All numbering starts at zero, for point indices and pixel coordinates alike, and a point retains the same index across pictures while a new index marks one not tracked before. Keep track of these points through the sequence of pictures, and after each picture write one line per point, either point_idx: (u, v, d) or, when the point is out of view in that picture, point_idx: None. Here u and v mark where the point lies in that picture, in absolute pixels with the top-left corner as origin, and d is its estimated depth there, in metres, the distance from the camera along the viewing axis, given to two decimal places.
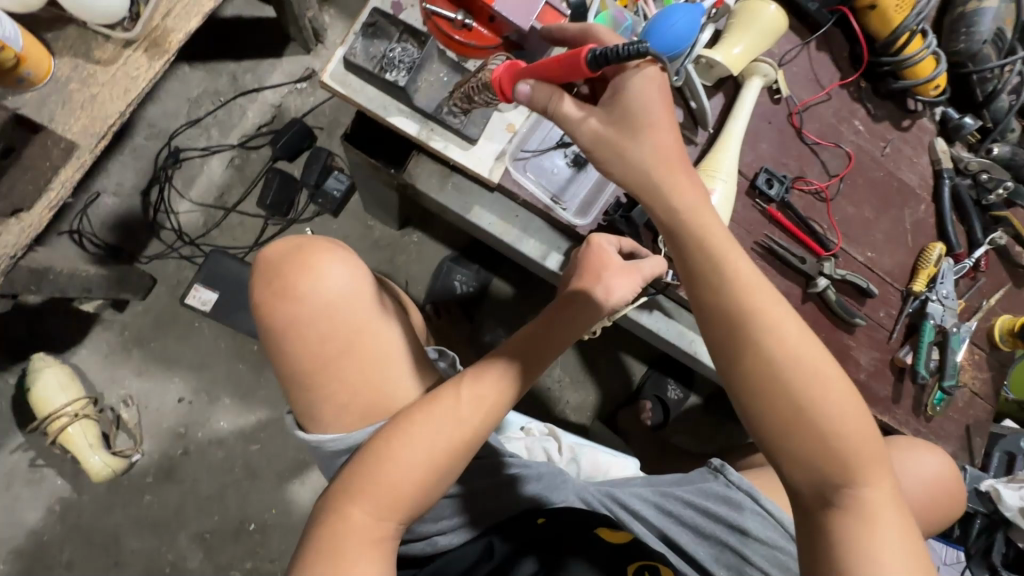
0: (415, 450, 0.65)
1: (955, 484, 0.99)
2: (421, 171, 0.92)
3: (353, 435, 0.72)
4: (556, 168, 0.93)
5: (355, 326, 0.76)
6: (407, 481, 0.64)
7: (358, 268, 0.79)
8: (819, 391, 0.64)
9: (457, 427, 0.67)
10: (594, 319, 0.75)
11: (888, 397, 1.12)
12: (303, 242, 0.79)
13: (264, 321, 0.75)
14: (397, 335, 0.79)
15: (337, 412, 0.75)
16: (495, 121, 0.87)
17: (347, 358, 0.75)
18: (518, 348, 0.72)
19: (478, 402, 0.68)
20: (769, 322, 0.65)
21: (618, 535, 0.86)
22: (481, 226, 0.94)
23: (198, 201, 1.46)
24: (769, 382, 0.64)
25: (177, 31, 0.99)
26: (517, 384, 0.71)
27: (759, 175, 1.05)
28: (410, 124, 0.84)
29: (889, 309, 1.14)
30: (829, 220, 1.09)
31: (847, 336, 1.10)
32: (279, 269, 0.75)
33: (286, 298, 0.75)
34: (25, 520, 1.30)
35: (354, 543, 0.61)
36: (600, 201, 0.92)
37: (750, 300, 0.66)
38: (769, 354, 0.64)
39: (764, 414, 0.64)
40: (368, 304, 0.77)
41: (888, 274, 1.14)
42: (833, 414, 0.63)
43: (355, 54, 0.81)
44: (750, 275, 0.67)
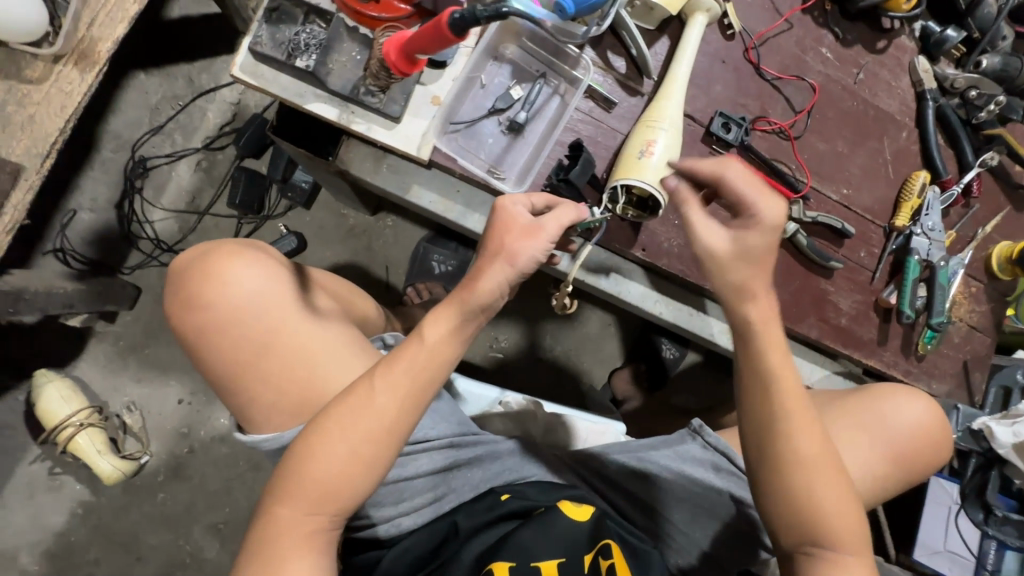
0: (333, 454, 0.66)
1: (943, 430, 0.90)
2: (354, 155, 0.90)
3: (284, 434, 0.77)
4: (491, 137, 0.90)
5: (270, 325, 0.79)
6: (332, 477, 0.66)
7: (267, 268, 0.81)
8: (835, 465, 0.67)
9: (374, 418, 0.67)
10: (504, 288, 0.69)
11: (874, 341, 1.07)
12: (209, 250, 0.82)
13: (183, 333, 0.79)
14: (315, 328, 0.81)
15: (269, 411, 0.78)
16: (420, 95, 0.84)
17: (267, 356, 0.78)
18: (428, 337, 0.69)
19: (392, 401, 0.67)
20: (805, 407, 0.67)
21: (579, 509, 0.89)
22: (422, 206, 0.93)
23: (172, 209, 1.48)
24: (780, 454, 0.67)
25: (104, 40, 0.98)
26: (432, 375, 0.69)
27: (714, 120, 0.99)
28: (329, 110, 0.81)
29: (870, 248, 1.07)
30: (796, 160, 1.03)
31: (824, 281, 1.05)
32: (187, 280, 0.79)
33: (189, 307, 0.78)
34: (51, 525, 1.39)
35: (288, 540, 0.65)
36: (541, 167, 0.90)
37: (794, 383, 0.68)
38: (792, 440, 0.67)
39: (778, 484, 0.67)
40: (280, 301, 0.79)
41: (867, 211, 1.07)
42: (836, 485, 0.66)
43: (261, 43, 0.78)
44: (788, 361, 0.69)
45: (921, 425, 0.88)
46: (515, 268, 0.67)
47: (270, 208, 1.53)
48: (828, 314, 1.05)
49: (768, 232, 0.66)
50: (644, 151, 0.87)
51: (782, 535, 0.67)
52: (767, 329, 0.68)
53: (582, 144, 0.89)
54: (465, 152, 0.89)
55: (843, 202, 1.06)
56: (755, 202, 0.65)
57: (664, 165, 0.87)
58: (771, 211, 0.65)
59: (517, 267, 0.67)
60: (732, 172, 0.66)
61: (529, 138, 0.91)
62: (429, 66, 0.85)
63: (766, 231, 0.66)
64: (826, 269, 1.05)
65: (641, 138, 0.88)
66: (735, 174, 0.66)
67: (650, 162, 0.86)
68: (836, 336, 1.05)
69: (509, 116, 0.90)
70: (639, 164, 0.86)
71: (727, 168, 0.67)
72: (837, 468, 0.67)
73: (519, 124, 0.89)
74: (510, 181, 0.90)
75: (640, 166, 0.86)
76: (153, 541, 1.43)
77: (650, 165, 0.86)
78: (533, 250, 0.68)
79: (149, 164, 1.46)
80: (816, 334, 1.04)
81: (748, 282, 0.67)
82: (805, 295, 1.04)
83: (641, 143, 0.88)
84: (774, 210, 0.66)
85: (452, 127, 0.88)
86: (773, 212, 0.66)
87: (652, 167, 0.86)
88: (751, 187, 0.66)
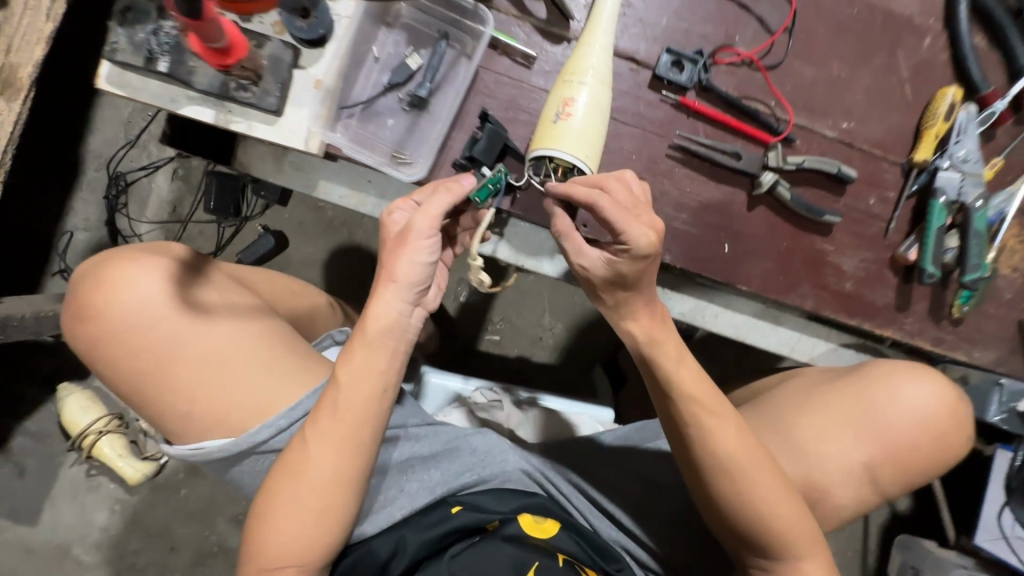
0: (290, 504, 0.71)
1: (957, 420, 0.77)
2: (253, 155, 0.83)
3: (204, 445, 0.81)
4: (391, 117, 0.80)
5: (169, 335, 0.80)
6: (316, 473, 0.71)
7: (159, 275, 0.82)
8: (763, 487, 0.67)
9: (343, 419, 0.71)
10: (410, 290, 0.70)
11: (891, 306, 0.88)
12: (105, 259, 0.83)
13: (89, 353, 0.82)
14: (215, 332, 0.82)
15: (183, 420, 0.81)
16: (302, 81, 0.75)
17: (168, 367, 0.80)
18: (343, 382, 0.71)
19: (331, 447, 0.71)
20: (719, 436, 0.66)
21: (541, 525, 0.83)
22: (332, 201, 0.85)
23: (157, 221, 1.51)
24: (703, 480, 0.69)
25: (23, 67, 0.83)
26: (364, 418, 0.72)
27: (662, 59, 0.83)
28: (204, 111, 0.74)
29: (882, 192, 0.87)
30: (774, 95, 0.85)
31: (822, 239, 0.87)
32: (81, 297, 0.80)
33: (82, 319, 0.81)
34: (94, 521, 1.52)
35: (283, 534, 0.71)
36: (453, 145, 0.80)
37: (701, 400, 0.66)
38: (706, 465, 0.68)
39: (711, 494, 0.69)
40: (173, 311, 0.81)
41: (875, 146, 0.87)
42: (767, 501, 0.67)
43: (119, 49, 0.71)
44: (699, 386, 0.67)
45: (927, 414, 0.75)
46: (396, 286, 0.69)
47: (249, 211, 1.52)
48: (827, 279, 0.87)
49: (637, 260, 0.61)
50: (560, 113, 0.75)
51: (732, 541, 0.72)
52: (668, 349, 0.67)
53: (490, 114, 0.79)
54: (364, 138, 0.80)
55: (842, 138, 0.86)
56: (622, 234, 0.59)
57: (586, 127, 0.74)
58: (639, 241, 0.59)
59: (396, 284, 0.69)
60: (601, 204, 0.60)
61: (434, 113, 0.80)
62: (308, 47, 0.75)
63: (634, 259, 0.61)
64: (823, 224, 0.86)
65: (559, 97, 0.76)
66: (604, 206, 0.60)
67: (567, 125, 0.74)
68: (839, 304, 0.87)
69: (408, 90, 0.79)
70: (555, 130, 0.74)
71: (597, 197, 0.61)
72: (777, 485, 0.68)
73: (419, 98, 0.79)
74: (417, 164, 0.79)
75: (556, 131, 0.74)
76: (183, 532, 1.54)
77: (568, 128, 0.74)
78: (412, 262, 0.69)
79: (128, 179, 1.47)
80: (811, 304, 0.87)
81: (625, 304, 0.66)
82: (795, 258, 0.87)
83: (557, 103, 0.75)
84: (644, 240, 0.59)
85: (346, 111, 0.79)
86: (645, 242, 0.59)
87: (571, 132, 0.74)
88: (619, 216, 0.60)
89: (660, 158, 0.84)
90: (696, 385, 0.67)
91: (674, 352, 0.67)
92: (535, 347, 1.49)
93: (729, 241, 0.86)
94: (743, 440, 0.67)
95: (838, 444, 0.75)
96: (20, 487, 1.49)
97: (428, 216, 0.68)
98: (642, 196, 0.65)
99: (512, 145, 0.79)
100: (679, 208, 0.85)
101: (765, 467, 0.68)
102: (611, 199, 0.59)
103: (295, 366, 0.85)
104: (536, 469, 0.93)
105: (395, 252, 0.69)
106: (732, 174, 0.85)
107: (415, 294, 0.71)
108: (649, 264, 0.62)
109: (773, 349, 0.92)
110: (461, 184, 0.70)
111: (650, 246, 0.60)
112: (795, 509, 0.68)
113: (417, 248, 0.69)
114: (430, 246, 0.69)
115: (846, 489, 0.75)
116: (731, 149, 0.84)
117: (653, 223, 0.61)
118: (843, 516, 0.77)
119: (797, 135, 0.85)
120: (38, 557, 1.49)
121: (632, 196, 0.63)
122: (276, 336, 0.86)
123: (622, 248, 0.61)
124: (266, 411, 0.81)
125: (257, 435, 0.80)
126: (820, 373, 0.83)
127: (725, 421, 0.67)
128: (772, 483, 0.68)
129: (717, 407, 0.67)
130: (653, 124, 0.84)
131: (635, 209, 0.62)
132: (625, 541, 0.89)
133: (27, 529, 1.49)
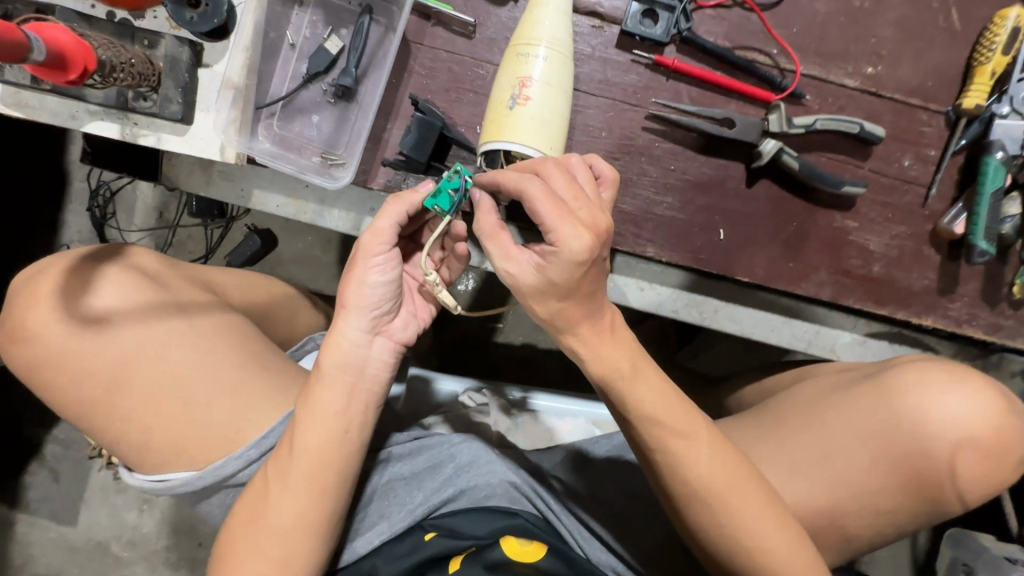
0: (252, 555, 0.59)
1: (1003, 431, 0.62)
2: (179, 169, 0.75)
3: (170, 481, 0.65)
4: (316, 113, 0.72)
5: (120, 357, 0.65)
6: (281, 527, 0.59)
7: (108, 282, 0.68)
8: (756, 522, 0.53)
9: (308, 463, 0.59)
10: (368, 311, 0.58)
11: (932, 289, 0.73)
12: (44, 267, 0.69)
13: (24, 377, 0.67)
14: (178, 350, 0.67)
15: (139, 452, 0.66)
16: (207, 81, 0.67)
17: (117, 394, 0.65)
18: (302, 423, 0.59)
19: (292, 493, 0.59)
20: (692, 465, 0.52)
21: (526, 549, 0.68)
22: (269, 212, 0.74)
23: (147, 227, 1.20)
24: (675, 511, 0.55)
25: None
26: (332, 453, 0.59)
27: (630, 11, 0.69)
28: (108, 127, 0.67)
29: (920, 151, 0.72)
30: (772, 41, 0.71)
31: (843, 213, 0.72)
32: (7, 310, 0.66)
33: (17, 340, 0.66)
34: None
35: None
36: (390, 138, 0.70)
37: (667, 423, 0.52)
38: (678, 497, 0.54)
39: (693, 525, 0.55)
40: (128, 324, 0.66)
41: (910, 94, 0.72)
42: (758, 536, 0.53)
43: (5, 66, 0.64)
44: (663, 406, 0.52)
45: (966, 425, 0.61)
46: (347, 312, 0.58)
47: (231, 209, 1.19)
48: (849, 263, 0.73)
49: (569, 267, 0.47)
50: (516, 98, 0.63)
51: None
52: (620, 363, 0.52)
53: (421, 100, 0.69)
54: (288, 140, 0.72)
55: (870, 87, 0.71)
56: (550, 232, 0.46)
57: (546, 112, 0.63)
58: (570, 243, 0.46)
59: (350, 311, 0.58)
60: (530, 192, 0.47)
61: (364, 102, 0.70)
62: (209, 40, 0.66)
63: (565, 264, 0.46)
64: (842, 197, 0.72)
65: (512, 76, 0.64)
66: (533, 193, 0.47)
67: (525, 112, 0.63)
68: (865, 292, 0.73)
69: (331, 80, 0.70)
70: (510, 119, 0.63)
71: (526, 184, 0.48)
72: (774, 518, 0.54)
73: (343, 87, 0.69)
74: (350, 165, 0.70)
75: (512, 120, 0.63)
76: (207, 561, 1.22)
77: (526, 116, 0.63)
78: (362, 285, 0.58)
79: (111, 188, 1.17)
80: (829, 294, 0.73)
81: (565, 317, 0.50)
82: (810, 240, 0.72)
83: (512, 85, 0.64)
84: (577, 242, 0.45)
85: (264, 111, 0.71)
86: (578, 246, 0.46)
87: (529, 120, 0.63)
88: (548, 208, 0.46)
89: (638, 133, 0.72)
90: (659, 406, 0.52)
91: (629, 368, 0.52)
92: (544, 336, 1.23)
93: (725, 226, 0.72)
94: (723, 466, 0.53)
95: (850, 461, 0.63)
96: (58, 493, 1.21)
97: (377, 232, 0.56)
98: (592, 189, 0.51)
99: (451, 133, 0.69)
100: (663, 190, 0.72)
101: (758, 499, 0.54)
102: (541, 187, 0.46)
103: (268, 385, 0.69)
104: (524, 481, 0.75)
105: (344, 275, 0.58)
106: (726, 144, 0.72)
107: (370, 319, 0.59)
108: (587, 270, 0.48)
109: (785, 345, 0.78)
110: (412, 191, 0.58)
111: (586, 248, 0.46)
112: (792, 542, 0.54)
113: (365, 269, 0.57)
114: (383, 265, 0.57)
115: (857, 518, 0.63)
116: (721, 115, 0.69)
117: (595, 221, 0.47)
118: (855, 546, 0.65)
119: (807, 88, 0.71)
120: (82, 557, 1.22)
121: (575, 185, 0.49)
122: (244, 347, 0.71)
123: (553, 250, 0.47)
124: (235, 440, 0.66)
125: (224, 468, 0.64)
126: (839, 373, 0.72)
127: (699, 444, 0.53)
128: (766, 516, 0.54)
129: (687, 429, 0.53)
130: (624, 91, 0.71)
131: (574, 201, 0.48)
132: (615, 563, 0.74)
133: (66, 531, 1.22)
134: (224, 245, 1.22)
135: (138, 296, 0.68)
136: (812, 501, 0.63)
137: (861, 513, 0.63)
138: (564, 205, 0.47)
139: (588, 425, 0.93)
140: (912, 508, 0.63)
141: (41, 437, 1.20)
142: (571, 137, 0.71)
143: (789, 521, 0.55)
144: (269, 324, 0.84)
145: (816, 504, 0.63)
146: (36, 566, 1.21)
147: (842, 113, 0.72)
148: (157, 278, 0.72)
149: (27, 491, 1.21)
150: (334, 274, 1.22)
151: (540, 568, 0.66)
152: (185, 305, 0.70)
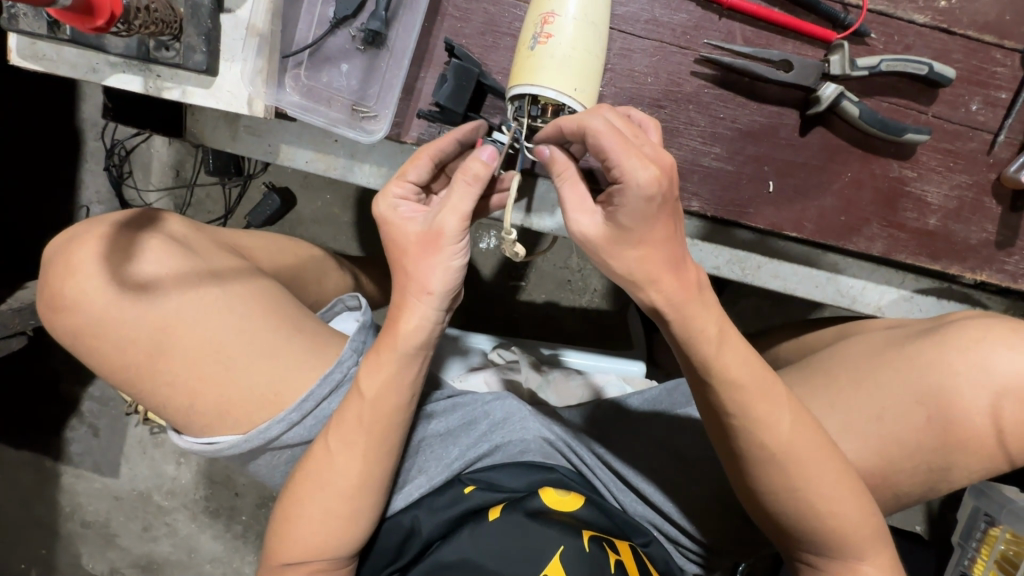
0: (317, 506, 0.61)
1: None
2: (204, 124, 0.72)
3: (218, 443, 0.66)
4: (345, 61, 0.68)
5: (162, 326, 0.65)
6: (344, 481, 0.61)
7: (141, 253, 0.67)
8: (820, 479, 0.54)
9: (373, 424, 0.60)
10: (445, 291, 0.55)
11: (990, 240, 0.70)
12: (77, 235, 0.68)
13: (67, 346, 0.67)
14: (221, 316, 0.66)
15: (186, 415, 0.67)
16: (230, 26, 0.64)
17: (162, 359, 0.65)
18: (365, 384, 0.59)
19: (357, 451, 0.61)
20: (761, 420, 0.52)
21: (567, 500, 0.70)
22: (298, 168, 0.72)
23: (165, 186, 1.17)
24: (740, 471, 0.55)
25: None
26: (394, 410, 0.60)
27: None
28: (132, 80, 0.65)
29: (989, 94, 0.68)
30: None
31: (901, 161, 0.68)
32: (44, 278, 0.66)
33: (58, 309, 0.65)
34: None
35: (299, 544, 0.61)
36: (423, 88, 0.67)
37: (745, 385, 0.51)
38: (744, 457, 0.54)
39: (760, 483, 0.55)
40: (166, 291, 0.65)
41: (983, 31, 0.67)
42: (822, 495, 0.54)
43: (18, 15, 0.61)
44: (743, 369, 0.51)
45: None
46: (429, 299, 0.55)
47: (247, 166, 1.16)
48: (904, 216, 0.69)
49: (639, 203, 0.44)
50: (537, 36, 0.59)
51: (774, 533, 0.59)
52: (707, 328, 0.50)
53: (456, 45, 0.65)
54: (317, 91, 0.68)
55: (941, 23, 0.67)
56: (614, 167, 0.44)
57: (570, 50, 0.59)
58: (636, 175, 0.43)
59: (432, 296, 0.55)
60: (593, 127, 0.45)
61: (391, 51, 0.67)
62: None
63: (635, 201, 0.44)
64: (901, 145, 0.68)
65: (536, 13, 0.60)
66: (595, 127, 0.45)
67: (547, 51, 0.59)
68: (920, 246, 0.70)
69: (361, 23, 0.66)
70: (531, 59, 0.59)
71: (588, 120, 0.46)
72: (839, 476, 0.55)
73: (369, 33, 0.65)
74: (383, 118, 0.67)
75: (533, 61, 0.59)
76: (243, 511, 1.27)
77: (547, 55, 0.58)
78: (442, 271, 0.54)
79: (126, 146, 1.13)
80: (881, 248, 0.70)
81: (646, 267, 0.48)
82: (864, 192, 0.69)
83: (535, 22, 0.60)
84: (644, 174, 0.43)
85: (291, 60, 0.67)
86: (644, 178, 0.43)
87: (551, 59, 0.58)
88: (614, 141, 0.44)
89: (683, 79, 0.67)
90: (741, 370, 0.51)
91: (703, 332, 0.50)
92: (567, 294, 1.22)
93: (775, 177, 0.69)
94: (792, 427, 0.53)
95: (902, 424, 0.62)
96: (97, 448, 1.26)
97: (456, 212, 0.53)
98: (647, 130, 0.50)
99: (488, 80, 0.65)
100: (710, 140, 0.68)
101: (824, 458, 0.54)
102: (608, 120, 0.44)
103: (305, 348, 0.68)
104: (558, 438, 0.76)
105: (422, 261, 0.55)
106: (781, 89, 0.68)
107: (448, 302, 0.57)
108: (659, 207, 0.45)
109: (827, 303, 0.76)
110: (473, 162, 0.53)
111: (655, 181, 0.43)
112: (849, 499, 0.55)
113: (447, 254, 0.54)
114: (464, 250, 0.55)
115: (909, 477, 0.63)
116: (779, 57, 0.65)
117: (660, 155, 0.45)
118: (903, 501, 0.66)
119: (872, 26, 0.67)
120: (125, 506, 1.27)
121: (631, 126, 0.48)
122: (286, 312, 0.70)
123: (620, 187, 0.45)
124: (276, 402, 0.66)
125: (268, 430, 0.65)
126: (889, 331, 0.70)
127: (772, 407, 0.52)
128: (831, 479, 0.54)
129: (764, 392, 0.52)
130: (673, 32, 0.67)
131: (637, 138, 0.46)
132: (652, 515, 0.76)
133: (108, 482, 1.27)
134: (242, 205, 1.19)
135: (172, 262, 0.67)
136: (863, 456, 0.63)
137: (913, 470, 0.63)
138: (629, 139, 0.45)
139: (619, 381, 0.94)
140: (963, 467, 0.63)
141: (78, 394, 1.23)
142: (615, 84, 0.67)
143: (853, 480, 0.56)
144: (300, 286, 0.83)
145: (867, 463, 0.63)
146: (83, 514, 1.27)
147: (908, 51, 0.67)
148: (188, 244, 0.71)
149: (68, 446, 1.25)
150: (354, 232, 1.20)
151: (580, 518, 0.68)
152: (221, 273, 0.69)
